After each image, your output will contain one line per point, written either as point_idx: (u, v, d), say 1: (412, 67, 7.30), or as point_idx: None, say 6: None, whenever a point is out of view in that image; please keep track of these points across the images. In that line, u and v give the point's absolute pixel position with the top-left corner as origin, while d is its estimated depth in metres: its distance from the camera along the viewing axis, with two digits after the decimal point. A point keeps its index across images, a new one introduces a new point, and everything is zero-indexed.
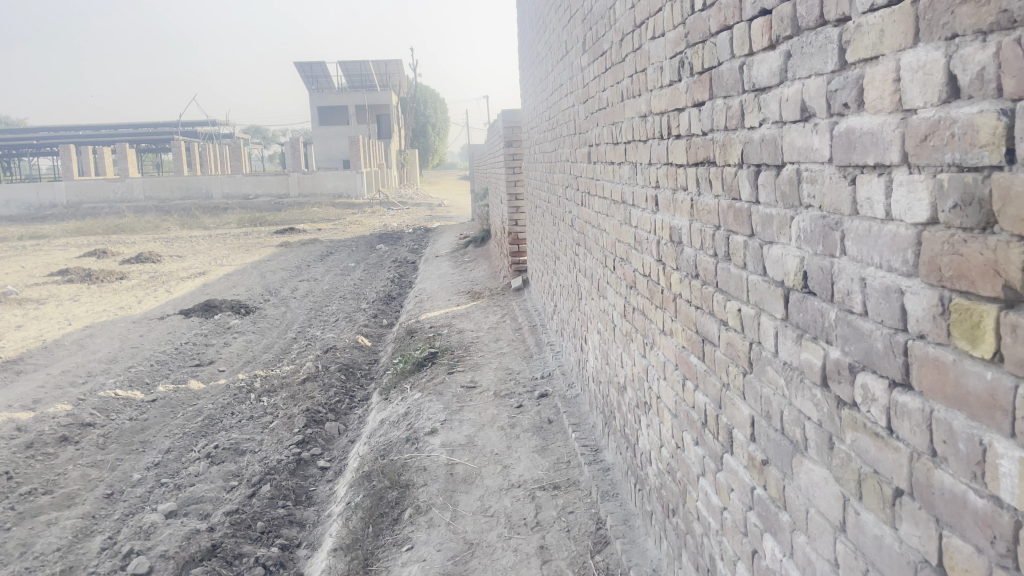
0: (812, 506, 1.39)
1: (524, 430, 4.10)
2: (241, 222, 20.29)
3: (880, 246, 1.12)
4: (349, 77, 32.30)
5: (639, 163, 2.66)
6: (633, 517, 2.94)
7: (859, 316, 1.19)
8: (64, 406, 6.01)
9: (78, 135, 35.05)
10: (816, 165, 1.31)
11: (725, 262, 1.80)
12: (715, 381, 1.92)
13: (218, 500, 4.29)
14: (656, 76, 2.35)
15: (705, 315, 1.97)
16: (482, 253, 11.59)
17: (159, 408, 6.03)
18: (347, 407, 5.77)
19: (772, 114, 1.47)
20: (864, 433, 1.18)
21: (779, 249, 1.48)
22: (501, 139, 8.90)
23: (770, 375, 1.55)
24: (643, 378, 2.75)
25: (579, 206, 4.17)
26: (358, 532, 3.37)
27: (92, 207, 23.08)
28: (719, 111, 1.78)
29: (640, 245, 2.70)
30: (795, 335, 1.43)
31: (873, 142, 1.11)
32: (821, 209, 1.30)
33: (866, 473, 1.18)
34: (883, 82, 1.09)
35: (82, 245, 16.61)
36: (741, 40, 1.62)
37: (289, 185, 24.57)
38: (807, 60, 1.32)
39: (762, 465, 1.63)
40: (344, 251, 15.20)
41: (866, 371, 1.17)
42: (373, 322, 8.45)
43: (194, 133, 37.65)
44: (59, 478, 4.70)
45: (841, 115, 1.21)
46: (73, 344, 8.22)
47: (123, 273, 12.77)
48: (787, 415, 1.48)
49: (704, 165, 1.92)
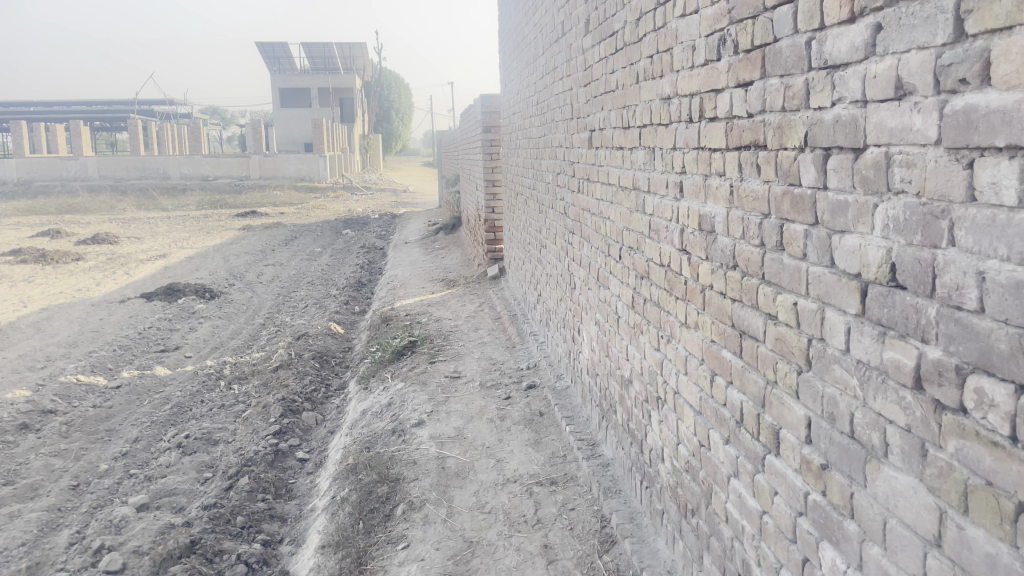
0: (892, 517, 1.30)
1: (515, 424, 3.97)
2: (199, 204, 19.78)
3: (1008, 237, 1.02)
4: (313, 59, 31.73)
5: (658, 147, 2.54)
6: (639, 515, 2.84)
7: (972, 313, 1.08)
8: (22, 392, 5.74)
9: (29, 111, 33.99)
10: (914, 148, 1.20)
11: (776, 252, 1.69)
12: (756, 379, 1.82)
13: (192, 493, 4.11)
14: (685, 57, 2.23)
15: (745, 308, 1.86)
16: (454, 241, 11.41)
17: (124, 395, 5.79)
18: (323, 396, 5.60)
19: (851, 94, 1.37)
20: (976, 442, 1.09)
21: (855, 239, 1.38)
22: (477, 124, 8.71)
23: (837, 375, 1.45)
24: (656, 372, 2.64)
25: (574, 194, 4.05)
26: (348, 528, 3.21)
27: (43, 185, 22.33)
28: (774, 91, 1.67)
29: (656, 233, 2.58)
30: (875, 332, 1.32)
31: (1005, 121, 1.01)
32: (919, 196, 1.19)
33: (976, 485, 1.09)
34: (1021, 55, 0.98)
35: (33, 224, 16.05)
36: (808, 13, 1.51)
37: (250, 168, 24.04)
38: (906, 33, 1.21)
39: (821, 470, 1.53)
40: (309, 237, 14.90)
41: (979, 374, 1.07)
42: (344, 309, 8.24)
43: (151, 111, 36.67)
44: (21, 468, 4.47)
45: (955, 92, 1.10)
46: (29, 327, 7.88)
47: (79, 254, 12.33)
48: (859, 418, 1.38)
49: (750, 149, 1.81)
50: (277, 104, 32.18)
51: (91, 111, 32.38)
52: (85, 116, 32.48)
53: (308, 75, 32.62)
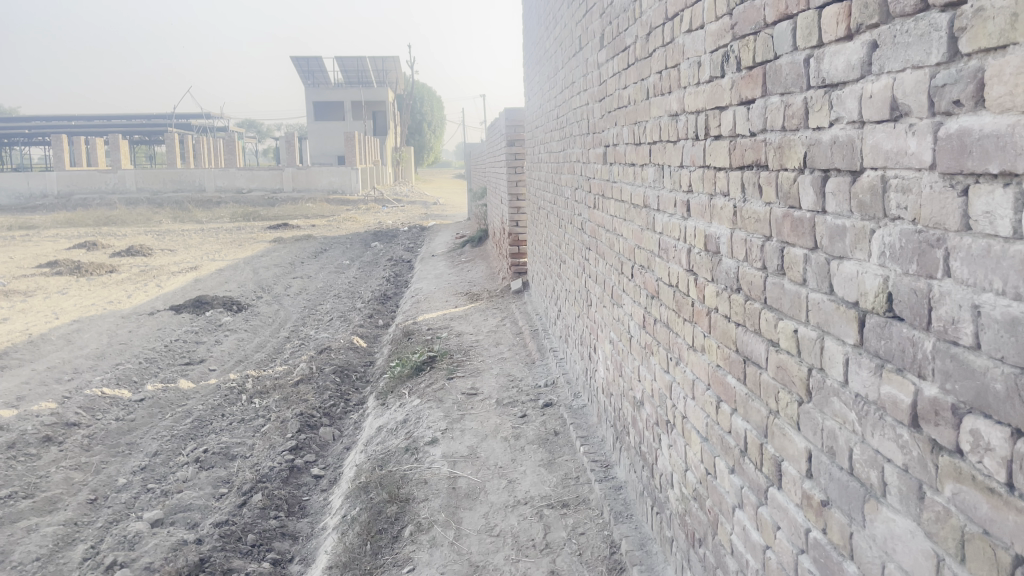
0: (890, 561, 1.23)
1: (530, 443, 3.91)
2: (233, 216, 19.99)
3: (1003, 269, 0.95)
4: (347, 73, 32.02)
5: (666, 165, 2.49)
6: (650, 541, 2.77)
7: (968, 349, 1.02)
8: (48, 404, 5.81)
9: (70, 125, 34.68)
10: (910, 172, 1.13)
11: (777, 277, 1.62)
12: (759, 407, 1.75)
13: (207, 509, 4.10)
14: (691, 73, 2.17)
15: (748, 333, 1.79)
16: (480, 254, 11.38)
17: (147, 408, 5.82)
18: (342, 411, 5.58)
19: (848, 113, 1.31)
20: (973, 487, 1.02)
21: (852, 265, 1.31)
22: (502, 137, 8.66)
23: (836, 408, 1.38)
24: (665, 396, 2.57)
25: (590, 210, 3.99)
26: (356, 549, 3.18)
27: (82, 199, 22.73)
28: (775, 109, 1.61)
29: (664, 253, 2.52)
30: (872, 365, 1.25)
31: (998, 147, 0.95)
32: (915, 223, 1.13)
33: (974, 533, 1.02)
34: (1015, 75, 0.92)
35: (71, 236, 16.32)
36: (806, 30, 1.45)
37: (283, 180, 24.26)
38: (901, 51, 1.15)
39: (822, 506, 1.46)
40: (339, 249, 14.97)
41: (976, 415, 1.00)
42: (368, 323, 8.23)
43: (189, 125, 37.23)
44: (41, 481, 4.50)
45: (950, 114, 1.04)
46: (59, 339, 7.99)
47: (113, 267, 12.50)
48: (858, 454, 1.31)
49: (752, 168, 1.75)
50: (311, 117, 32.52)
51: (130, 124, 33.00)
52: (124, 130, 33.09)
53: (340, 89, 32.93)
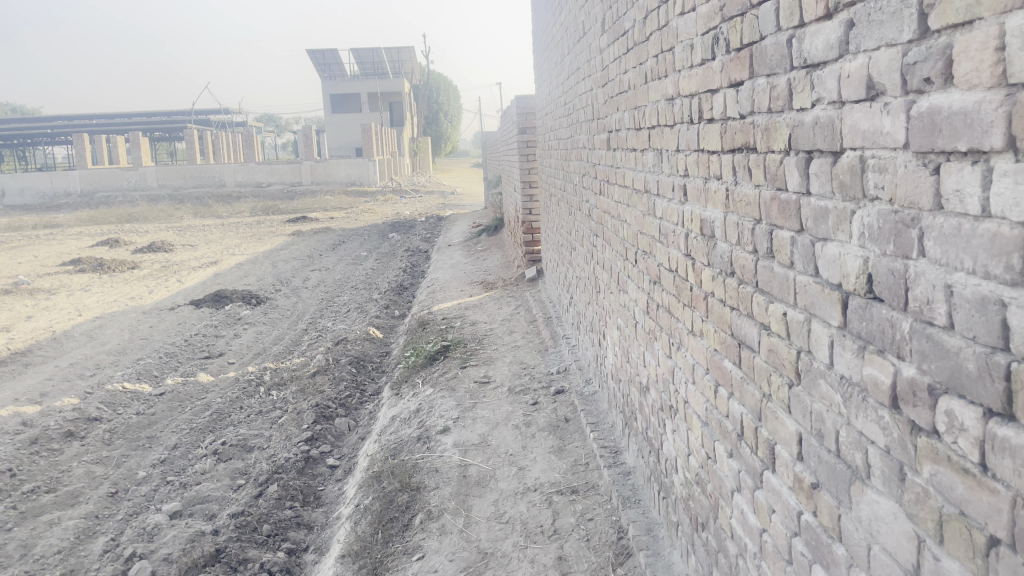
0: (876, 543, 1.22)
1: (541, 430, 3.92)
2: (253, 211, 20.08)
3: (973, 248, 0.94)
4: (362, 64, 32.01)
5: (664, 150, 2.47)
6: (657, 526, 2.78)
7: (943, 330, 1.01)
8: (70, 400, 5.89)
9: (92, 124, 34.94)
10: (885, 152, 1.13)
11: (767, 259, 1.61)
12: (753, 391, 1.75)
13: (224, 500, 4.16)
14: (685, 55, 2.16)
15: (742, 317, 1.78)
16: (496, 243, 11.36)
17: (167, 402, 5.89)
18: (358, 402, 5.62)
19: (828, 94, 1.29)
20: (949, 467, 1.01)
21: (835, 247, 1.30)
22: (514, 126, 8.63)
23: (823, 390, 1.37)
24: (668, 380, 2.57)
25: (597, 196, 3.97)
26: (367, 538, 3.21)
27: (105, 197, 22.92)
28: (761, 91, 1.60)
29: (664, 238, 2.51)
30: (855, 345, 1.25)
31: (967, 123, 0.94)
32: (892, 203, 1.12)
33: (950, 514, 1.01)
34: (981, 51, 0.91)
35: (93, 234, 16.46)
36: (789, 10, 1.43)
37: (301, 174, 24.35)
38: (875, 30, 1.13)
39: (812, 489, 1.45)
40: (357, 240, 15.03)
41: (950, 395, 1.00)
42: (384, 314, 8.26)
43: (208, 122, 37.41)
44: (63, 476, 4.57)
45: (921, 92, 1.03)
46: (81, 336, 8.08)
47: (135, 263, 12.60)
48: (844, 436, 1.31)
49: (742, 151, 1.74)
50: (327, 110, 32.60)
51: (151, 121, 33.22)
52: (146, 127, 33.30)
53: (356, 80, 32.94)
